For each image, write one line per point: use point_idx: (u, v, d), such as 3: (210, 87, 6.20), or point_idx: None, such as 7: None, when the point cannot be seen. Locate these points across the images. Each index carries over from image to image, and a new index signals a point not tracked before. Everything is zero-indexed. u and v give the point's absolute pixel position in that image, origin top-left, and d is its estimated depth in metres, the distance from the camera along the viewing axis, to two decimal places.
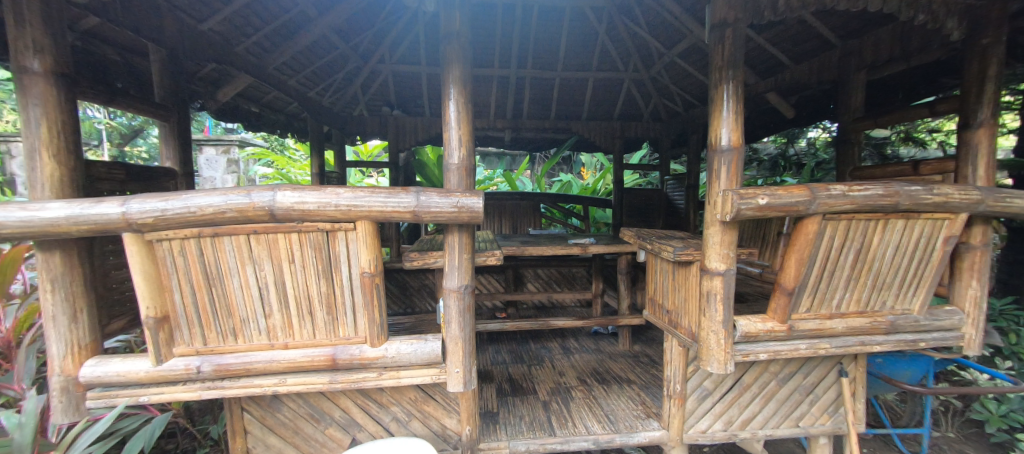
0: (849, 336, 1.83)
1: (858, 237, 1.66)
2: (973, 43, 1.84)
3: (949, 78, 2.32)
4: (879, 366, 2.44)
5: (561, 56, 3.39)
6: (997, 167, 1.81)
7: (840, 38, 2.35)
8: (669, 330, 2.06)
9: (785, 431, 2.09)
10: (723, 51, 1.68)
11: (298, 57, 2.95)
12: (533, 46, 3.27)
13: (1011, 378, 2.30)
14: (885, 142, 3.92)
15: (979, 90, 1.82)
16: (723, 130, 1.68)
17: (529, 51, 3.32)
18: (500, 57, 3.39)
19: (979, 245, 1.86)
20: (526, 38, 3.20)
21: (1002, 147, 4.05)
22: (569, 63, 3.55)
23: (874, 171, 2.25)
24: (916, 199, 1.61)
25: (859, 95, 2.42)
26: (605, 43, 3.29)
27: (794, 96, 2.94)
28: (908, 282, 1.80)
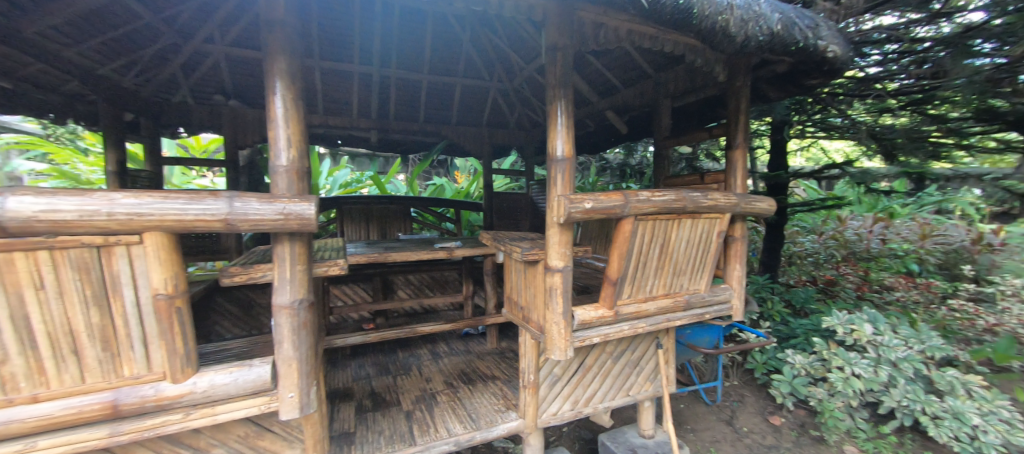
0: (659, 315, 2.23)
1: (659, 233, 2.04)
2: (732, 84, 2.42)
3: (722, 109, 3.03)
4: (686, 336, 3.08)
5: (426, 59, 3.36)
6: (747, 178, 2.42)
7: (654, 70, 2.84)
8: (523, 325, 2.21)
9: (618, 401, 2.44)
10: (555, 71, 1.88)
11: (74, 24, 2.27)
12: (397, 47, 3.17)
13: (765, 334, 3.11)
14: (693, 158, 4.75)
15: (736, 120, 2.42)
16: (558, 141, 1.88)
17: (393, 51, 3.20)
18: (360, 52, 3.19)
19: (739, 236, 2.45)
20: (388, 36, 3.08)
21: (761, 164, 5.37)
22: (435, 67, 3.54)
23: (677, 180, 2.80)
24: (696, 203, 2.06)
25: (666, 118, 2.98)
26: (467, 52, 3.38)
27: (626, 115, 3.47)
28: (696, 268, 2.28)
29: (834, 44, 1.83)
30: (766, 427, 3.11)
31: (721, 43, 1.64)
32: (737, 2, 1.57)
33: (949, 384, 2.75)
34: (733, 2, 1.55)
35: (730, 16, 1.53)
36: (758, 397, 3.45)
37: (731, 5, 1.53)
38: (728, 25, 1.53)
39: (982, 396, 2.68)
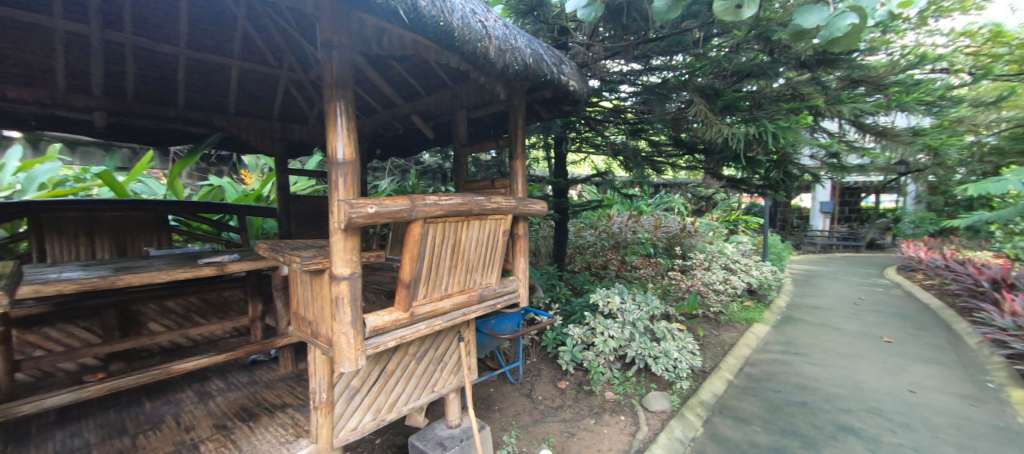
0: (454, 311, 2.38)
1: (450, 234, 2.19)
2: (511, 102, 2.81)
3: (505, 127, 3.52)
4: (491, 325, 3.40)
5: (183, 29, 2.67)
6: (526, 184, 2.85)
7: (453, 80, 3.01)
8: (311, 342, 2.03)
9: (424, 399, 2.51)
10: (332, 70, 1.79)
11: None
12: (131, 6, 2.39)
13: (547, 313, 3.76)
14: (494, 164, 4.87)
15: (516, 135, 2.82)
16: (338, 144, 1.80)
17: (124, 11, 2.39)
18: (63, 5, 2.31)
19: (522, 234, 2.86)
20: None
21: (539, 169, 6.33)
22: (196, 42, 2.86)
23: (476, 184, 3.13)
24: (481, 206, 2.30)
25: (463, 126, 3.29)
26: (238, 29, 2.82)
27: (431, 121, 3.60)
28: (487, 264, 2.55)
29: (572, 78, 2.37)
30: (555, 392, 3.73)
31: (486, 65, 1.87)
32: (495, 33, 1.83)
33: (663, 332, 3.90)
34: (491, 32, 1.80)
35: (488, 44, 1.77)
36: (550, 368, 4.11)
37: (489, 35, 1.77)
38: (487, 51, 1.76)
39: (677, 337, 3.94)
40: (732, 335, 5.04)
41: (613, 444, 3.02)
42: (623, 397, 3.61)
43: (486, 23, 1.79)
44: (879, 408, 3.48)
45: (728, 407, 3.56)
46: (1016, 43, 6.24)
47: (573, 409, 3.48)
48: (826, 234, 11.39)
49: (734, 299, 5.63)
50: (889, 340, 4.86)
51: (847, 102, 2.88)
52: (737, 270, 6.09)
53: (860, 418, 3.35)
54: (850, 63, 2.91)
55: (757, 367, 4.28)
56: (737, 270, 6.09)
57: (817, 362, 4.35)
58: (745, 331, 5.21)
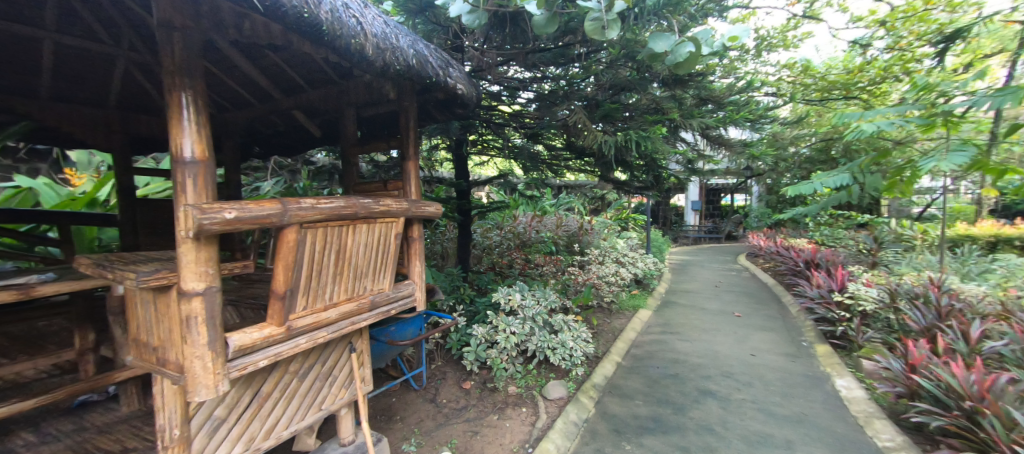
0: (341, 321, 2.23)
1: (332, 239, 2.06)
2: (401, 102, 2.74)
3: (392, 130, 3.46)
4: (391, 332, 3.26)
5: None
6: (420, 185, 2.83)
7: (340, 76, 2.76)
8: (157, 371, 1.73)
9: (309, 420, 2.30)
10: (173, 54, 1.55)
11: None
12: None
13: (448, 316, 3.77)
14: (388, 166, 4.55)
15: (407, 136, 2.77)
16: (184, 140, 1.57)
17: None
18: None
19: (417, 237, 2.82)
20: None
21: (443, 169, 6.31)
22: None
23: (366, 186, 3.05)
24: (367, 209, 2.21)
25: (351, 125, 3.16)
26: (46, 11, 2.17)
27: (317, 118, 3.43)
28: (377, 269, 2.46)
29: (460, 82, 2.39)
30: (459, 393, 3.74)
31: (364, 62, 1.80)
32: (372, 30, 1.77)
33: (560, 324, 4.18)
34: (367, 29, 1.73)
35: (365, 40, 1.70)
36: (455, 370, 4.11)
37: (364, 32, 1.71)
38: (363, 48, 1.69)
39: (573, 327, 4.25)
40: (621, 322, 5.61)
41: (514, 436, 3.14)
42: (525, 390, 3.77)
43: (361, 18, 1.72)
44: (730, 371, 4.20)
45: (617, 387, 3.96)
46: (817, 77, 8.07)
47: (477, 408, 3.53)
48: (697, 229, 13.33)
49: (623, 289, 6.27)
50: (738, 315, 5.88)
51: (697, 116, 3.43)
52: (626, 263, 6.79)
53: (717, 382, 4.00)
54: (698, 84, 3.47)
55: (641, 348, 4.84)
56: (625, 263, 6.80)
57: (687, 339, 5.07)
58: (632, 317, 5.84)
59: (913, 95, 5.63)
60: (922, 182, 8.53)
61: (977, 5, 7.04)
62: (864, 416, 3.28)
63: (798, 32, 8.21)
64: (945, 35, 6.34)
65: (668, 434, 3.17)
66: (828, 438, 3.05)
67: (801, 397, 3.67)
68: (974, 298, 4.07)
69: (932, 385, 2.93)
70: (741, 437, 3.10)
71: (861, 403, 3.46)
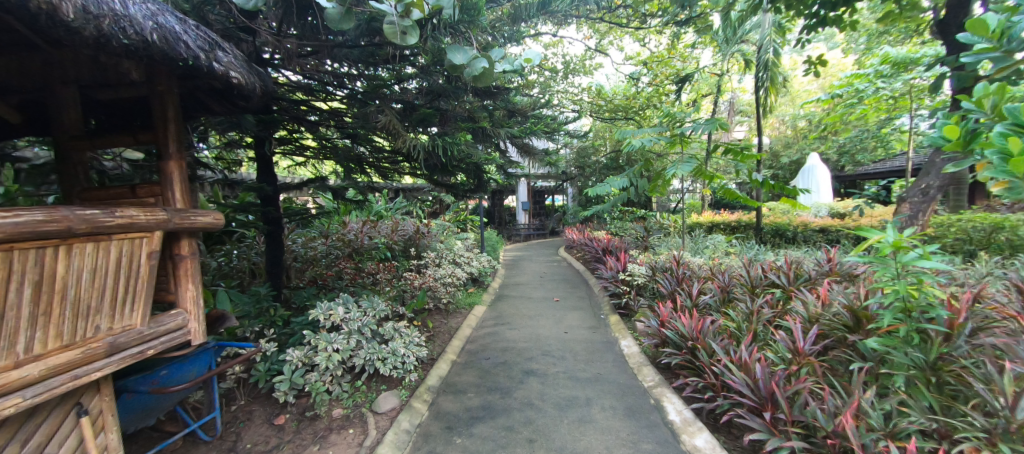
0: (53, 378, 1.60)
1: (22, 268, 1.49)
2: (154, 87, 2.17)
3: (144, 119, 2.71)
4: (162, 379, 2.54)
5: None
6: (188, 191, 2.30)
7: (48, 44, 1.87)
8: None
9: None
10: None
11: None
12: None
13: (250, 344, 3.18)
14: (149, 166, 3.59)
15: (165, 128, 2.22)
16: None
17: None
18: None
19: (188, 254, 2.28)
20: None
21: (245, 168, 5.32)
22: None
23: (102, 193, 2.32)
24: (93, 222, 1.67)
25: (72, 111, 2.35)
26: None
27: (10, 97, 2.44)
28: (117, 300, 1.89)
29: (235, 70, 2.04)
30: (270, 431, 3.22)
31: (59, 28, 1.37)
32: None
33: (390, 333, 4.04)
34: None
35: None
36: (265, 406, 3.51)
37: None
38: (52, 7, 1.29)
39: (404, 334, 4.17)
40: (458, 320, 5.80)
41: None
42: (352, 409, 3.51)
43: None
44: (548, 349, 4.83)
45: (450, 384, 4.07)
46: (606, 100, 10.03)
47: (293, 443, 3.09)
48: (527, 226, 14.85)
49: (459, 288, 6.48)
50: (557, 299, 6.81)
51: (505, 126, 3.82)
52: (463, 263, 7.04)
53: (536, 361, 4.51)
54: (506, 98, 3.88)
55: (475, 343, 5.10)
56: (462, 263, 7.05)
57: (515, 327, 5.60)
58: (468, 314, 6.09)
59: (663, 120, 7.56)
60: (674, 184, 11.56)
61: (696, 59, 9.97)
62: (637, 365, 4.24)
63: (593, 62, 10.04)
64: (680, 78, 8.77)
65: (496, 418, 3.44)
66: (614, 388, 3.83)
67: (598, 360, 4.49)
68: (697, 266, 5.74)
69: (673, 334, 3.98)
70: (554, 404, 3.60)
71: (636, 356, 4.46)
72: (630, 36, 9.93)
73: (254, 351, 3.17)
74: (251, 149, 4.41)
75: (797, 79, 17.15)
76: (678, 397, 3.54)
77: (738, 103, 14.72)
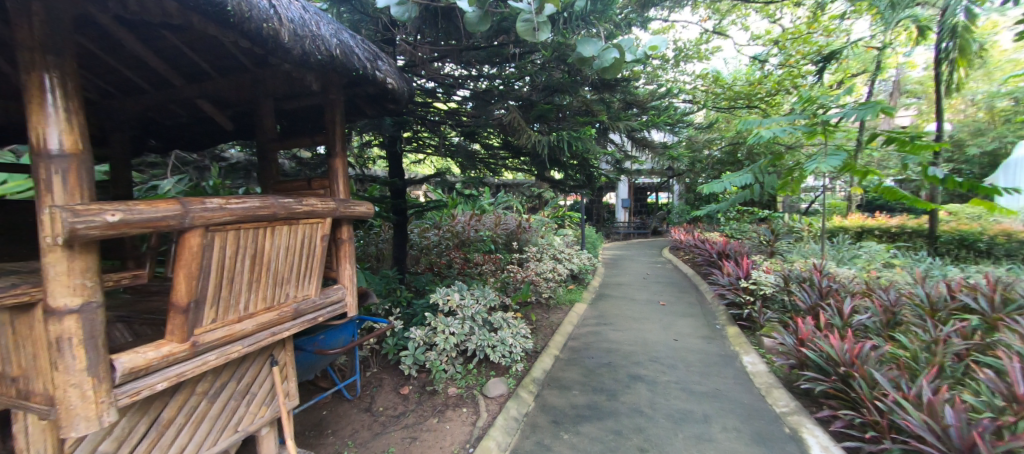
0: (259, 332, 2.03)
1: (245, 243, 1.88)
2: (327, 95, 2.57)
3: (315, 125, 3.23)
4: (318, 342, 3.03)
5: None
6: (348, 185, 2.67)
7: (255, 63, 2.41)
8: (18, 406, 1.47)
9: (223, 444, 2.08)
10: (31, 27, 1.32)
11: None
12: None
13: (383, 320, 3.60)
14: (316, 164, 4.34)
15: (333, 130, 2.60)
16: (50, 130, 1.34)
17: None
18: None
19: (346, 238, 2.66)
20: None
21: (375, 166, 6.04)
22: None
23: (288, 184, 2.82)
24: (289, 209, 2.05)
25: (269, 120, 2.90)
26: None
27: (229, 110, 3.14)
28: (301, 274, 2.29)
29: (391, 77, 2.30)
30: (397, 399, 3.61)
31: (279, 50, 1.67)
32: (288, 15, 1.64)
33: (499, 322, 4.21)
34: (282, 13, 1.61)
35: (279, 25, 1.58)
36: (392, 376, 3.95)
37: (278, 16, 1.58)
38: (277, 34, 1.57)
39: (512, 324, 4.31)
40: (559, 316, 5.82)
41: (455, 437, 3.11)
42: (465, 390, 3.75)
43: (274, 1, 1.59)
44: (657, 356, 4.53)
45: (555, 379, 4.09)
46: (725, 87, 8.99)
47: (416, 413, 3.42)
48: (627, 225, 14.19)
49: (560, 284, 6.48)
50: (664, 304, 6.37)
51: (623, 119, 3.65)
52: (563, 259, 7.01)
53: (643, 366, 4.29)
54: (624, 89, 3.71)
55: (577, 340, 5.05)
56: (562, 259, 7.02)
57: (619, 329, 5.40)
58: (569, 311, 6.05)
59: (800, 106, 6.50)
60: (808, 182, 9.91)
61: (845, 32, 8.36)
62: (765, 387, 3.74)
63: (710, 46, 9.06)
64: (822, 56, 7.42)
65: (603, 420, 3.34)
66: (737, 409, 3.43)
67: (716, 374, 4.08)
68: (846, 278, 4.84)
69: (816, 355, 3.42)
70: (667, 416, 3.36)
71: (763, 376, 3.94)
72: (758, 13, 8.72)
73: (387, 327, 3.58)
74: (384, 148, 4.97)
75: (1000, 45, 13.23)
76: (822, 430, 3.02)
77: (902, 82, 11.96)
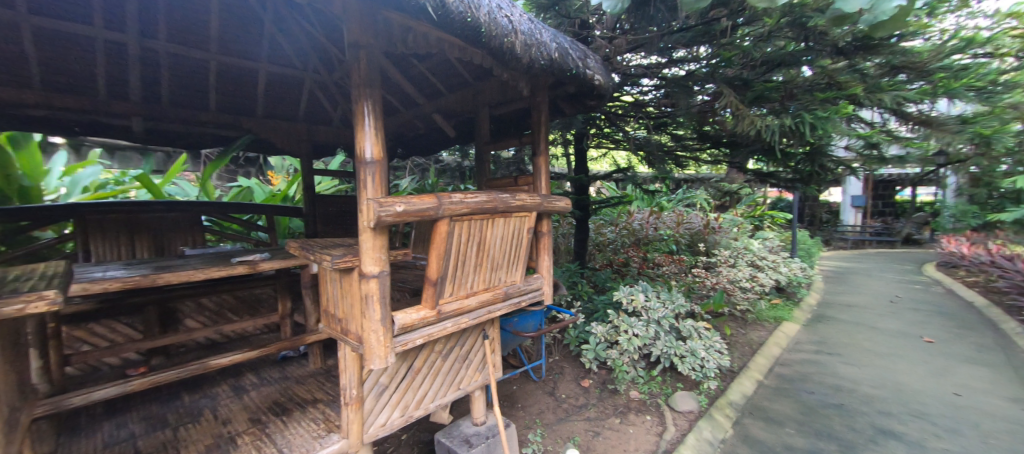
0: (480, 309, 2.38)
1: (475, 232, 2.19)
2: (534, 98, 2.78)
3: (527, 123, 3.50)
4: (513, 323, 3.37)
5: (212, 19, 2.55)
6: (549, 181, 2.84)
7: (474, 79, 2.98)
8: (341, 339, 2.08)
9: (450, 397, 2.53)
10: (360, 70, 1.82)
11: None
12: None
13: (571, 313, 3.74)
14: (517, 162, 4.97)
15: (539, 131, 2.81)
16: (366, 144, 1.84)
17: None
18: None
19: (546, 231, 2.85)
20: None
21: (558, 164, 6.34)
22: (227, 23, 2.67)
23: (498, 181, 3.16)
24: (506, 203, 2.29)
25: (486, 125, 3.26)
26: (259, 43, 2.93)
27: (453, 120, 3.75)
28: (512, 262, 2.54)
29: (598, 73, 2.32)
30: (578, 390, 3.71)
31: (512, 61, 1.86)
32: (521, 29, 1.81)
33: (689, 331, 3.82)
34: (517, 27, 1.78)
35: (515, 39, 1.76)
36: (573, 366, 4.08)
37: (515, 30, 1.76)
38: (514, 47, 1.75)
39: (704, 336, 3.85)
40: (760, 334, 4.91)
41: (639, 444, 2.98)
42: (649, 397, 3.55)
43: (512, 17, 1.77)
44: (924, 411, 3.31)
45: (760, 408, 3.45)
46: None
47: (597, 408, 3.44)
48: (858, 231, 10.91)
49: (761, 296, 5.46)
50: (931, 340, 4.61)
51: (888, 89, 2.75)
52: (766, 267, 5.88)
53: (901, 421, 3.17)
54: (891, 49, 2.78)
55: (788, 368, 4.14)
56: (764, 267, 5.90)
57: (853, 363, 4.18)
58: (773, 330, 5.04)
59: None
60: None
61: None
62: None
63: None
64: None
65: None
66: None
67: None
68: None
69: None
70: None
71: None
72: None
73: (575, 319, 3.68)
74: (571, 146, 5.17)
75: None
76: None
77: None
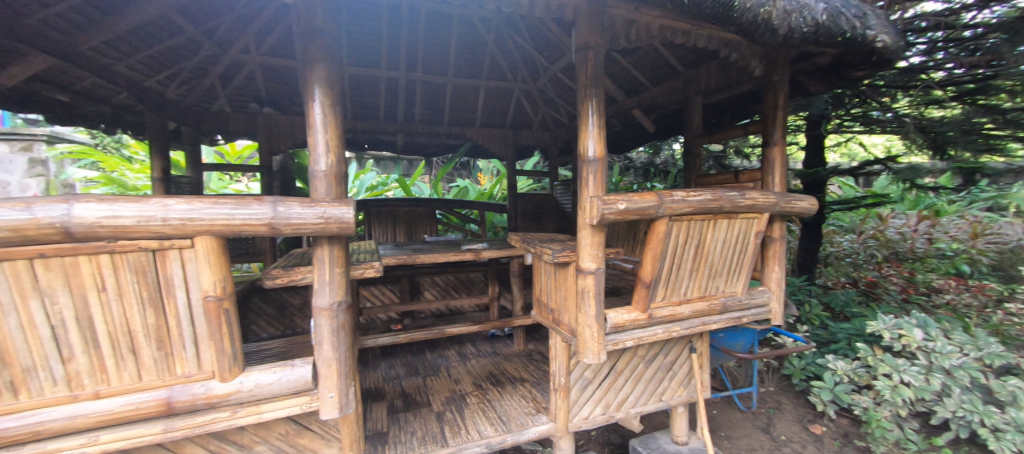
0: (693, 318, 2.16)
1: (695, 234, 1.99)
2: (769, 78, 2.34)
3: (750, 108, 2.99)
4: (720, 339, 2.96)
5: (454, 51, 3.14)
6: (786, 176, 2.35)
7: (685, 66, 2.77)
8: (553, 328, 2.21)
9: (651, 406, 2.40)
10: (587, 71, 1.87)
11: (180, 46, 2.56)
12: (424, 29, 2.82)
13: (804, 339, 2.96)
14: (721, 155, 4.40)
15: (773, 116, 2.35)
16: (590, 142, 1.88)
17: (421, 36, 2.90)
18: (388, 44, 2.98)
19: (778, 237, 2.38)
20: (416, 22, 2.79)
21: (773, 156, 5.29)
22: (462, 52, 3.22)
23: (711, 178, 2.75)
24: (734, 203, 2.00)
25: (698, 115, 2.90)
26: (484, 64, 3.42)
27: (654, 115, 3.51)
28: (733, 270, 2.22)
29: (883, 32, 1.77)
30: (806, 435, 2.99)
31: (762, 36, 1.60)
32: None
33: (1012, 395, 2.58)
34: None
35: (773, 7, 1.49)
36: (795, 404, 3.33)
37: None
38: (771, 17, 1.50)
39: None
40: None
41: None
42: None
43: None
44: None
45: None
46: None
47: None
48: None
49: None
50: None
51: None
52: None
53: None
54: None
55: None
56: None
57: None
58: None
59: None
60: None
61: None
62: None
63: None
64: None
65: None
66: None
67: None
68: None
69: None
70: None
71: None
72: None
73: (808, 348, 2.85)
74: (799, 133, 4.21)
75: None
76: None
77: None
